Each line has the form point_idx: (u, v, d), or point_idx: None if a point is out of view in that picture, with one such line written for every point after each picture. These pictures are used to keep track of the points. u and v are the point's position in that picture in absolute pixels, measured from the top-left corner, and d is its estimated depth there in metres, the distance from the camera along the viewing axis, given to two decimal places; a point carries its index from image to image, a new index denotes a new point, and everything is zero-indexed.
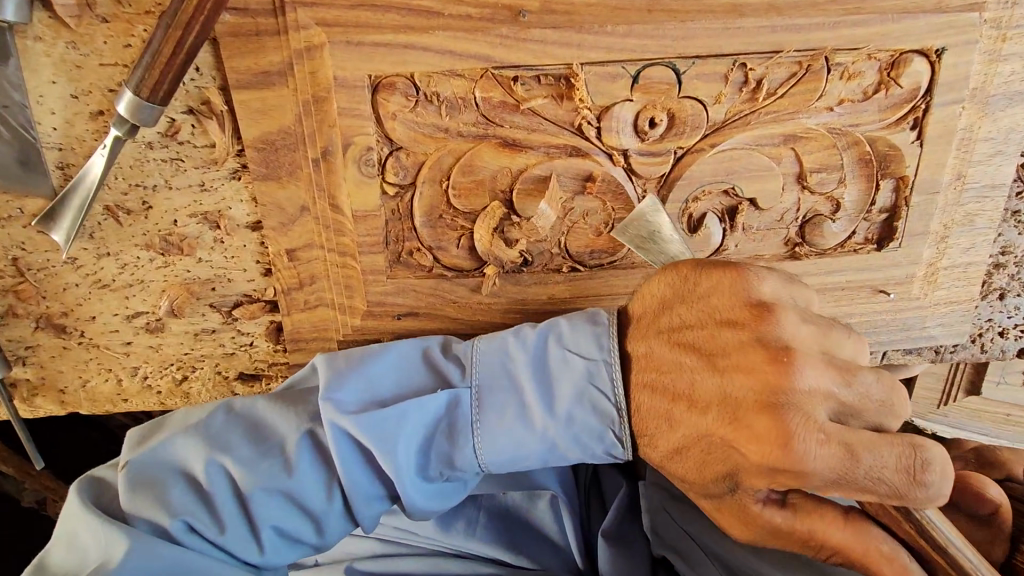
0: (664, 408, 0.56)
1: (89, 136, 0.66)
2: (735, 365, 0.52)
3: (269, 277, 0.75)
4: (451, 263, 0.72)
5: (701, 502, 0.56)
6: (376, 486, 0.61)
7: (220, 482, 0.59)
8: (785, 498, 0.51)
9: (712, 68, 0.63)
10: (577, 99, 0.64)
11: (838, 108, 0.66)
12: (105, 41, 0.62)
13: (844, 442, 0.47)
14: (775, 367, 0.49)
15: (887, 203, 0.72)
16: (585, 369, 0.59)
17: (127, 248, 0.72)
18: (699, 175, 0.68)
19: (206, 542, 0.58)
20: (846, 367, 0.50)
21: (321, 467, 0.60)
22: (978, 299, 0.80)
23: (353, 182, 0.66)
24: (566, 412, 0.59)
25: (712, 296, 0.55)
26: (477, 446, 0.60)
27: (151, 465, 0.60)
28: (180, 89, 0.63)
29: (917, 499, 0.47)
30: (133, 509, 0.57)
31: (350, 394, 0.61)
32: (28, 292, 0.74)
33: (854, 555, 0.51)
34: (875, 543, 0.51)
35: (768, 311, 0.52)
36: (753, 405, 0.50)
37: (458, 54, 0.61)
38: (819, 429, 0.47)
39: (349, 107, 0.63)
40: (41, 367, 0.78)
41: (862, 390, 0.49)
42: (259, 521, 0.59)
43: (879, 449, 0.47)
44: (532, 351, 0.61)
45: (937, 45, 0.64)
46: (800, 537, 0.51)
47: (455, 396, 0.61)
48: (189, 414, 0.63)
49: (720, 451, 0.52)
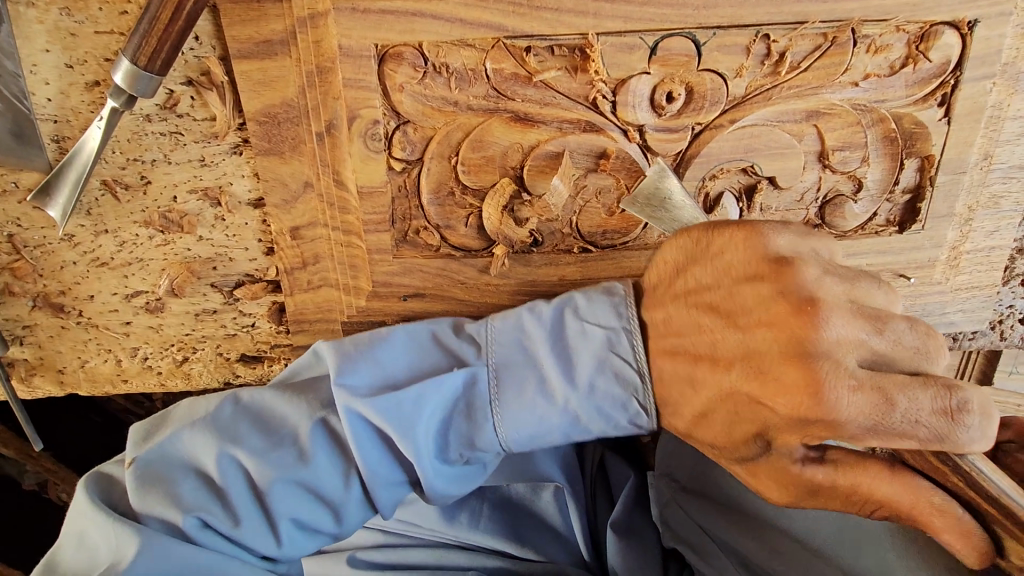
0: (687, 371, 0.54)
1: (85, 108, 0.64)
2: (758, 320, 0.49)
3: (272, 257, 0.73)
4: (459, 242, 0.70)
5: (734, 467, 0.54)
6: (395, 471, 0.60)
7: (234, 476, 0.57)
8: (824, 455, 0.49)
9: (733, 39, 0.61)
10: (592, 71, 0.61)
11: (864, 83, 0.63)
12: (100, 6, 0.60)
13: (877, 387, 0.45)
14: (799, 319, 0.47)
15: (911, 183, 0.69)
16: (605, 340, 0.57)
17: (126, 225, 0.70)
18: (717, 153, 0.66)
19: (223, 537, 0.57)
20: (875, 316, 0.47)
21: (337, 456, 0.59)
22: (1000, 285, 0.78)
23: (359, 157, 0.64)
24: (588, 385, 0.57)
25: (725, 253, 0.53)
26: (498, 426, 0.58)
27: (160, 461, 0.58)
28: (178, 58, 0.61)
29: (960, 443, 0.44)
30: (145, 507, 0.56)
31: (363, 377, 0.60)
32: (25, 270, 0.72)
33: (900, 507, 0.48)
34: (927, 495, 0.47)
35: (787, 264, 0.49)
36: (778, 359, 0.47)
37: (468, 22, 0.58)
38: (850, 377, 0.45)
39: (354, 78, 0.60)
40: (39, 347, 0.76)
41: (895, 337, 0.47)
42: (278, 514, 0.57)
43: (914, 391, 0.44)
44: (548, 327, 0.60)
45: (971, 17, 0.61)
46: (844, 491, 0.48)
47: (472, 374, 0.59)
48: (195, 406, 0.61)
49: (748, 408, 0.50)
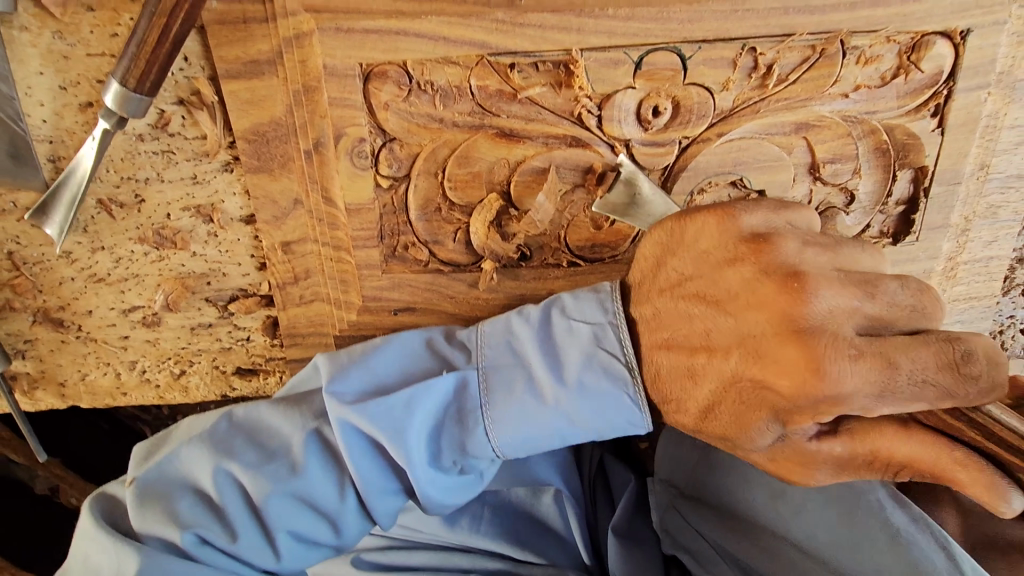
0: (686, 363, 0.53)
1: (79, 128, 0.65)
2: (747, 303, 0.49)
3: (264, 272, 0.74)
4: (448, 257, 0.70)
5: (751, 456, 0.53)
6: (389, 479, 0.60)
7: (229, 491, 0.58)
8: (837, 427, 0.48)
9: (719, 53, 0.60)
10: (577, 87, 0.61)
11: (854, 94, 0.62)
12: (91, 29, 0.61)
13: (877, 353, 0.44)
14: (786, 295, 0.46)
15: (905, 194, 0.68)
16: (591, 334, 0.57)
17: (121, 242, 0.72)
18: (704, 167, 0.65)
19: (220, 552, 0.57)
20: (865, 280, 0.47)
21: (331, 467, 0.59)
22: (999, 295, 0.76)
23: (346, 175, 0.65)
24: (578, 381, 0.56)
25: (700, 241, 0.53)
26: (490, 431, 0.58)
27: (158, 480, 0.59)
28: (168, 79, 0.62)
29: (973, 397, 0.43)
30: (144, 526, 0.57)
31: (353, 385, 0.60)
32: (25, 286, 0.73)
33: (925, 468, 0.46)
34: (949, 450, 0.45)
35: (764, 241, 0.49)
36: (774, 340, 0.47)
37: (452, 40, 0.59)
38: (848, 347, 0.44)
39: (340, 97, 0.61)
40: (41, 360, 0.78)
41: (889, 299, 0.46)
42: (273, 526, 0.58)
43: (915, 350, 0.43)
44: (536, 328, 0.59)
45: (963, 27, 0.60)
46: (862, 459, 0.48)
47: (462, 377, 0.59)
48: (192, 423, 0.62)
49: (753, 394, 0.49)
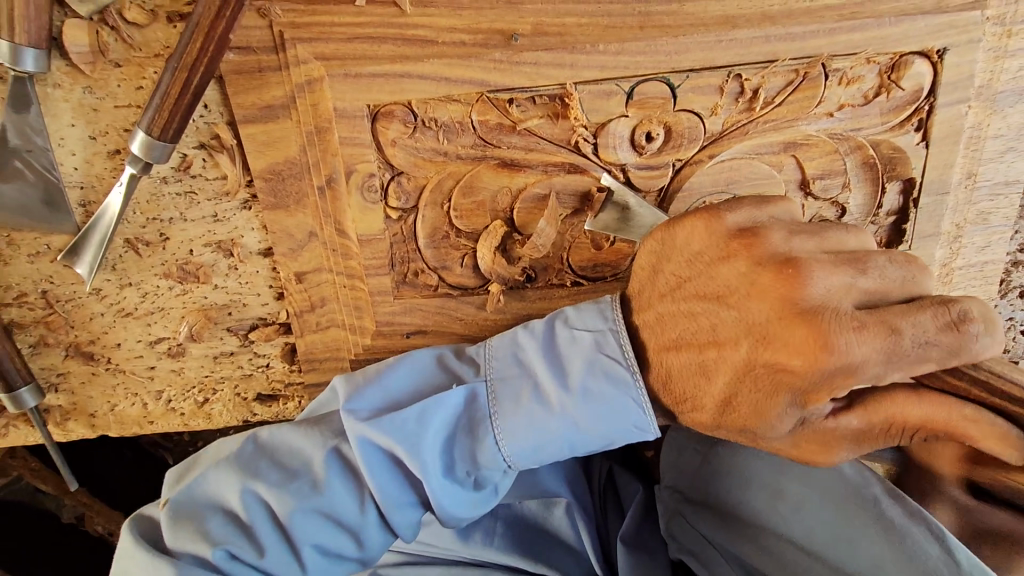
0: (699, 358, 0.55)
1: (108, 174, 0.69)
2: (747, 293, 0.52)
3: (282, 301, 0.77)
4: (456, 282, 0.73)
5: (773, 446, 0.55)
6: (406, 492, 0.63)
7: (255, 507, 0.61)
8: (850, 402, 0.51)
9: (707, 80, 0.63)
10: (573, 117, 0.64)
11: (838, 113, 0.65)
12: (119, 83, 0.65)
13: (878, 321, 0.47)
14: (782, 279, 0.49)
15: (895, 205, 0.71)
16: (593, 342, 0.59)
17: (148, 278, 0.76)
18: (698, 187, 0.68)
19: (249, 566, 0.60)
20: (852, 258, 0.50)
21: (351, 481, 0.62)
22: (996, 299, 0.79)
23: (358, 208, 0.69)
24: (583, 387, 0.58)
25: (692, 243, 0.56)
26: (501, 441, 0.60)
27: (188, 501, 0.62)
28: (190, 126, 0.66)
29: (974, 352, 0.45)
30: (176, 543, 0.60)
31: (369, 403, 0.63)
32: (58, 322, 0.77)
33: (938, 427, 0.49)
34: (959, 407, 0.48)
35: (754, 234, 0.52)
36: (780, 323, 0.49)
37: (453, 80, 0.62)
38: (851, 319, 0.47)
39: (350, 136, 0.65)
40: (73, 393, 0.82)
41: (878, 274, 0.49)
42: (298, 540, 0.61)
43: (912, 315, 0.46)
44: (542, 341, 0.62)
45: (940, 46, 0.62)
46: (879, 428, 0.50)
47: (472, 390, 0.62)
48: (219, 446, 0.66)
49: (769, 378, 0.51)
